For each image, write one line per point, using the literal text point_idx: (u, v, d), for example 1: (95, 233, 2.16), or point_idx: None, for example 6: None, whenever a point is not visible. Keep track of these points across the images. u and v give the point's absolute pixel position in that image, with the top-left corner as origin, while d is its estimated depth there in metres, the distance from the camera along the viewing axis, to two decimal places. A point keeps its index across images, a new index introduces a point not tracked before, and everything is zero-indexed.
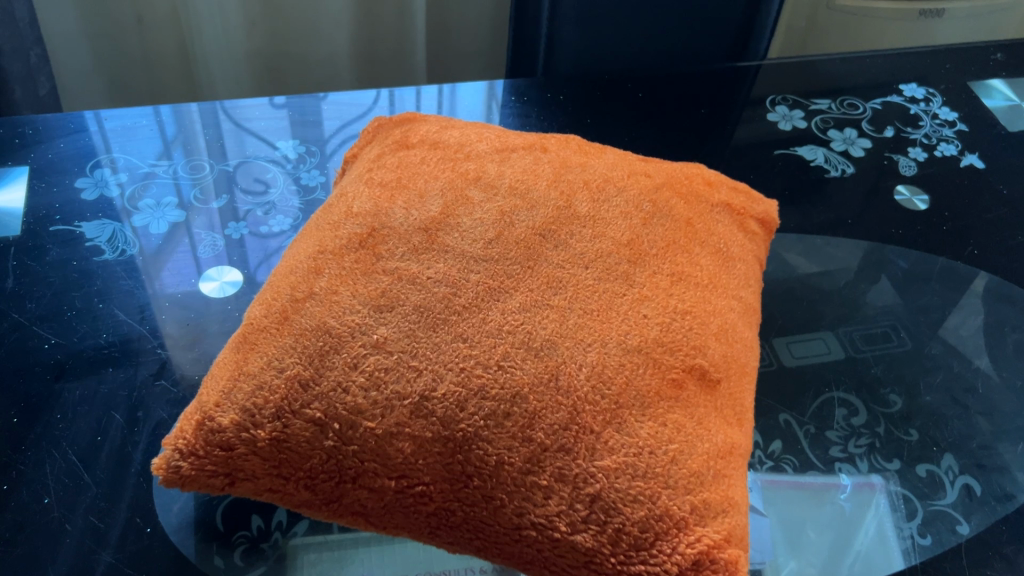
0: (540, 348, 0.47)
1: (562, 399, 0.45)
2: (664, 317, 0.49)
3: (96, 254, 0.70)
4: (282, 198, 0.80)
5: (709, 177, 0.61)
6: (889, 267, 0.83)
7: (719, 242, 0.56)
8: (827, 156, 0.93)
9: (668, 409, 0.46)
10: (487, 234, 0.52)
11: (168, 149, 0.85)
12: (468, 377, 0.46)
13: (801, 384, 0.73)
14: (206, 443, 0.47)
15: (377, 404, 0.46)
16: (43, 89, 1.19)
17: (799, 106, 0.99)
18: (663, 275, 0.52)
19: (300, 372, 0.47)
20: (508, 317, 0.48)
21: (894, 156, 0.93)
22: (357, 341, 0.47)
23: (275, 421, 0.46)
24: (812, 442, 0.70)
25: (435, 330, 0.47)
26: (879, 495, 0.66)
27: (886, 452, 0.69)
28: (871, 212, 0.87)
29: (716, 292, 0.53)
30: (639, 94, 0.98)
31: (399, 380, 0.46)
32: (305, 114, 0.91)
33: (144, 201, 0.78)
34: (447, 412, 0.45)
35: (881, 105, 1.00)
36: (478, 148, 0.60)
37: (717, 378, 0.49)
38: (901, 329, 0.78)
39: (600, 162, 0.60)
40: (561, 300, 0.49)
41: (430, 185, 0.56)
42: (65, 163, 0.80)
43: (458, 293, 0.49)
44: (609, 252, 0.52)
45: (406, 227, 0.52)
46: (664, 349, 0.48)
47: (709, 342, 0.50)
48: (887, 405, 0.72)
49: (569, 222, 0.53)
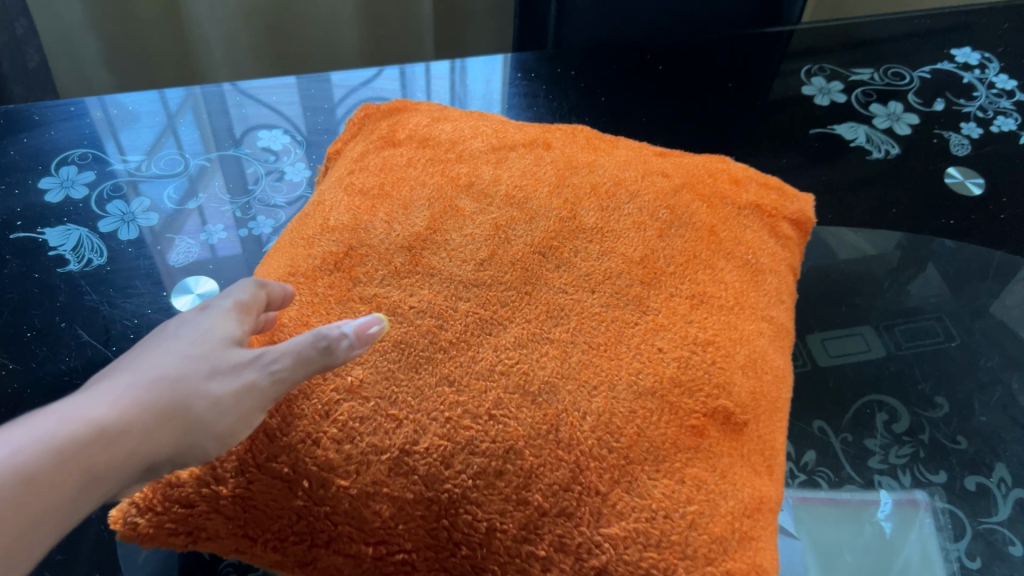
0: (538, 392, 0.40)
1: (563, 455, 0.39)
2: (681, 351, 0.43)
3: (60, 266, 0.65)
4: (266, 195, 0.73)
5: (736, 173, 0.54)
6: (937, 253, 0.75)
7: (747, 253, 0.49)
8: (870, 135, 0.84)
9: (686, 462, 0.40)
10: (478, 254, 0.46)
11: (141, 141, 0.78)
12: (455, 429, 0.40)
13: (836, 390, 0.67)
14: (164, 498, 0.41)
15: (352, 460, 0.40)
16: (32, 63, 1.13)
17: (839, 77, 0.90)
18: (681, 298, 0.45)
19: (266, 420, 0.41)
20: (502, 354, 0.41)
21: (944, 132, 0.84)
22: (329, 384, 0.41)
23: (238, 476, 0.41)
24: (850, 452, 0.63)
25: (418, 371, 0.41)
26: (923, 513, 0.60)
27: (932, 464, 0.63)
28: (919, 195, 0.79)
29: (742, 316, 0.46)
30: (660, 66, 0.90)
31: (376, 432, 0.40)
32: (290, 101, 0.83)
33: (113, 203, 0.71)
34: (431, 470, 0.39)
35: (930, 74, 0.90)
36: (473, 146, 0.53)
37: (744, 421, 0.42)
38: (949, 321, 0.71)
39: (611, 160, 0.53)
40: (563, 332, 0.42)
41: (416, 194, 0.49)
42: (29, 160, 0.74)
43: (444, 326, 0.43)
44: (620, 272, 0.45)
45: (387, 246, 0.46)
46: (682, 390, 0.41)
47: (735, 378, 0.43)
48: (933, 412, 0.66)
49: (573, 236, 0.47)
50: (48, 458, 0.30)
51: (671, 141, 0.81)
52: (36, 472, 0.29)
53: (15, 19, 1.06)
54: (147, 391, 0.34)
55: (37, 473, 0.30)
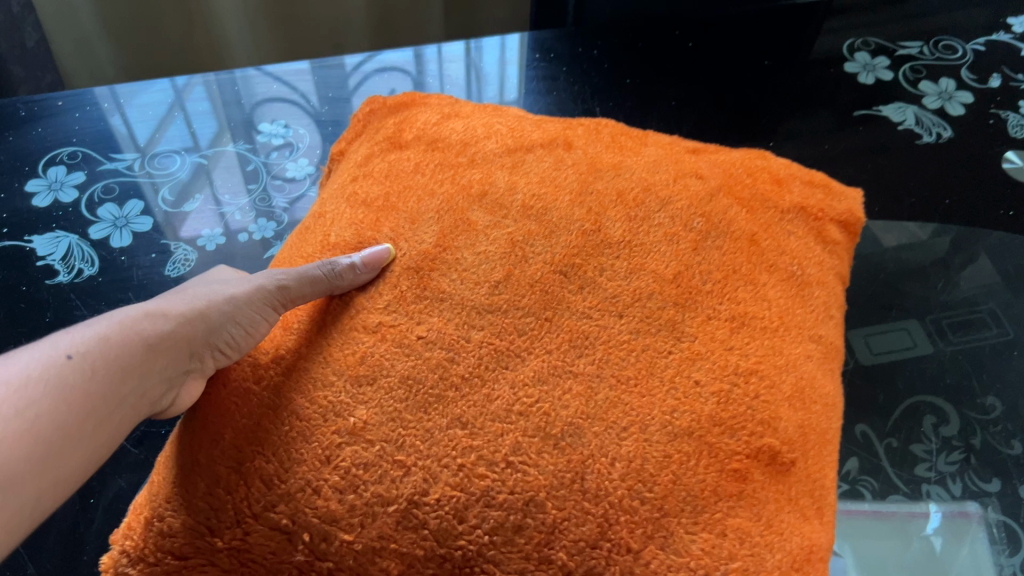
0: (560, 436, 0.35)
1: (589, 508, 0.33)
2: (720, 384, 0.37)
3: (49, 277, 0.63)
4: (267, 195, 0.70)
5: (776, 172, 0.49)
6: (993, 243, 0.69)
7: (790, 263, 0.44)
8: (919, 116, 0.77)
9: (728, 513, 0.34)
10: (493, 275, 0.41)
11: (131, 138, 0.74)
12: (469, 478, 0.34)
13: (880, 392, 0.62)
14: (157, 548, 0.36)
15: (356, 511, 0.35)
16: (32, 42, 1.07)
17: (884, 52, 0.83)
18: (719, 320, 0.40)
19: (264, 465, 0.36)
20: (520, 393, 0.37)
21: (1001, 112, 0.76)
22: (331, 426, 0.37)
23: (235, 526, 0.36)
24: (894, 460, 0.59)
25: (426, 412, 0.37)
26: (976, 527, 0.56)
27: (984, 471, 0.58)
28: (974, 180, 0.72)
29: (785, 338, 0.41)
30: (689, 43, 0.85)
31: (381, 480, 0.35)
32: (295, 90, 0.79)
33: (104, 206, 0.68)
34: (442, 524, 0.34)
35: (984, 46, 0.82)
36: (486, 148, 0.49)
37: (794, 458, 0.37)
38: (1002, 315, 0.65)
39: (638, 161, 0.48)
40: (588, 365, 0.38)
41: (423, 206, 0.45)
42: (17, 161, 0.72)
43: (455, 359, 0.38)
44: (651, 292, 0.41)
45: (392, 268, 0.43)
46: (723, 429, 0.36)
47: (782, 412, 0.38)
48: (984, 413, 0.61)
49: (597, 252, 0.42)
50: (114, 327, 0.35)
51: (702, 126, 0.76)
52: (108, 335, 0.35)
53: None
54: (181, 296, 0.39)
55: (110, 335, 0.35)
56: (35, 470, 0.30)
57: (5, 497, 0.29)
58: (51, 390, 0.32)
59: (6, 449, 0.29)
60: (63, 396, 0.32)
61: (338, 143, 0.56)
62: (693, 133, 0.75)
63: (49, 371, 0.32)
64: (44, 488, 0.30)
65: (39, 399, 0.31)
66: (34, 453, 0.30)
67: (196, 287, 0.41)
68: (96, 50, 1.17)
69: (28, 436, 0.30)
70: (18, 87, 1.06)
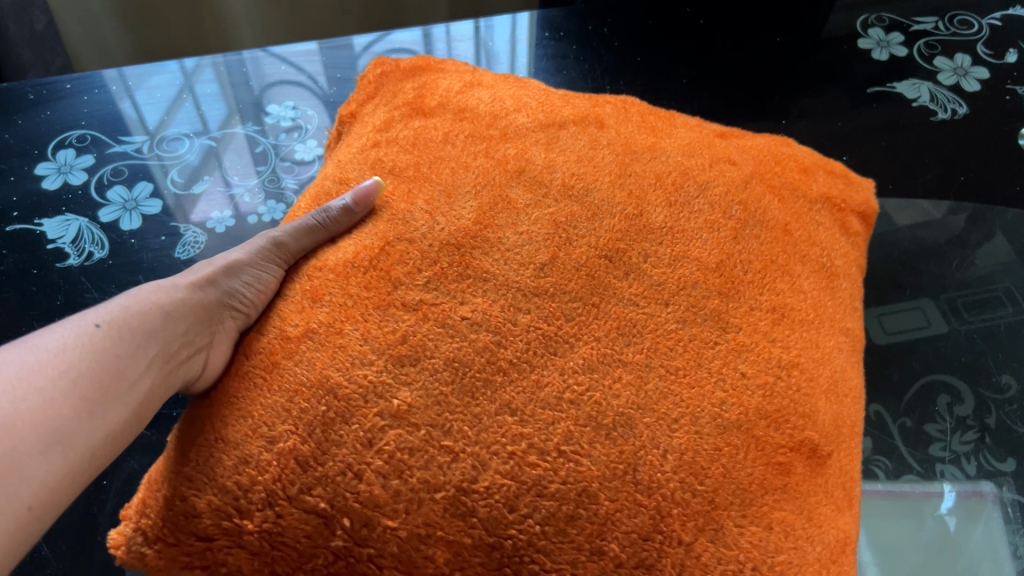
0: (612, 426, 0.34)
1: (642, 500, 0.33)
2: (766, 376, 0.37)
3: (59, 260, 0.62)
4: (277, 177, 0.69)
5: (802, 161, 0.50)
6: (1008, 221, 0.68)
7: (822, 256, 0.44)
8: (934, 93, 0.76)
9: (773, 506, 0.34)
10: (538, 256, 0.41)
11: (138, 121, 0.74)
12: (521, 467, 0.33)
13: (899, 369, 0.62)
14: (178, 528, 0.34)
15: (401, 497, 0.33)
16: (41, 25, 1.04)
17: (899, 28, 0.82)
18: (761, 312, 0.40)
19: (299, 446, 0.34)
20: (570, 380, 0.36)
21: (1018, 88, 0.75)
22: (372, 407, 0.35)
23: (266, 508, 0.34)
24: (907, 439, 0.59)
25: (474, 397, 0.35)
26: (990, 507, 0.56)
27: (999, 451, 0.59)
28: (990, 159, 0.71)
29: (823, 331, 0.41)
30: (700, 21, 0.84)
31: (428, 466, 0.33)
32: (302, 70, 0.78)
33: (113, 189, 0.68)
34: (492, 513, 0.33)
35: (1000, 21, 0.81)
36: (517, 121, 0.49)
37: (824, 452, 0.37)
38: (1016, 294, 0.65)
39: (672, 143, 0.48)
40: (637, 354, 0.37)
41: (458, 179, 0.45)
42: (26, 144, 0.71)
43: (503, 343, 0.37)
44: (695, 280, 0.40)
45: (430, 242, 0.41)
46: (768, 422, 0.36)
47: (819, 405, 0.38)
48: (999, 391, 0.61)
49: (641, 237, 0.42)
50: (132, 300, 0.38)
51: (715, 104, 0.75)
52: (127, 305, 0.37)
53: None
54: (188, 272, 0.42)
55: (129, 305, 0.37)
56: (84, 426, 0.32)
57: (62, 448, 0.31)
58: (86, 352, 0.34)
59: (56, 406, 0.31)
60: (97, 358, 0.34)
61: (350, 102, 0.55)
62: (706, 111, 0.74)
63: (81, 336, 0.34)
64: (96, 440, 0.33)
65: (77, 360, 0.33)
66: (80, 410, 0.32)
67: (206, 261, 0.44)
68: (103, 30, 1.16)
69: (73, 394, 0.32)
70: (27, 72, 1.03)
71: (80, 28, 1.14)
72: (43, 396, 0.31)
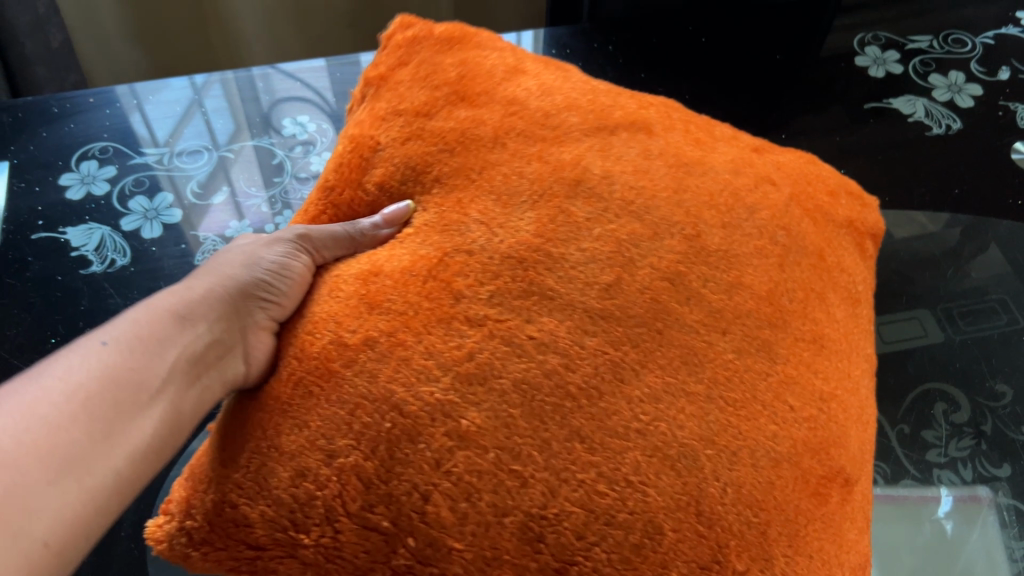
0: (676, 457, 0.36)
1: (703, 531, 0.35)
2: (810, 410, 0.41)
3: (83, 267, 0.64)
4: (293, 188, 0.71)
5: (830, 184, 0.53)
6: (1001, 233, 0.71)
7: (850, 282, 0.48)
8: (929, 108, 0.78)
9: (815, 536, 0.37)
10: (603, 276, 0.42)
11: (148, 133, 0.75)
12: (590, 496, 0.35)
13: (900, 376, 0.65)
14: (228, 535, 0.36)
15: (468, 520, 0.35)
16: (55, 42, 1.03)
17: (895, 46, 0.84)
18: (804, 341, 0.43)
19: (361, 463, 0.36)
20: (637, 410, 0.37)
21: (1010, 104, 0.78)
22: (439, 427, 0.36)
23: (323, 524, 0.35)
24: (906, 445, 0.62)
25: (543, 422, 0.37)
26: (987, 510, 0.58)
27: (994, 456, 0.61)
28: (984, 173, 0.74)
29: (853, 360, 0.45)
30: (702, 39, 0.85)
31: (497, 490, 0.35)
32: (312, 87, 0.80)
33: (135, 199, 0.69)
34: (560, 540, 0.35)
35: (992, 39, 0.84)
36: (569, 121, 0.50)
37: (850, 476, 0.41)
38: (1011, 303, 0.68)
39: (718, 159, 0.50)
40: (700, 385, 0.39)
41: (512, 186, 0.46)
42: (49, 155, 0.72)
43: (571, 367, 0.38)
44: (749, 310, 0.42)
45: (491, 255, 0.42)
46: (813, 454, 0.39)
47: (851, 435, 0.42)
48: (995, 400, 0.63)
49: (700, 261, 0.43)
50: (141, 311, 0.39)
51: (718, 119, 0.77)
52: (137, 318, 0.38)
53: None
54: (203, 276, 0.44)
55: (139, 318, 0.38)
56: (99, 447, 0.33)
57: (77, 473, 0.32)
58: (94, 372, 0.35)
59: (66, 431, 0.32)
60: (106, 376, 0.35)
61: (381, 67, 0.55)
62: None
63: (89, 357, 0.35)
64: (116, 460, 0.34)
65: (86, 381, 0.34)
66: (94, 432, 0.33)
67: (221, 259, 0.46)
68: (115, 49, 1.17)
69: (84, 415, 0.33)
70: (40, 88, 1.03)
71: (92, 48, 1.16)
72: (50, 423, 0.32)
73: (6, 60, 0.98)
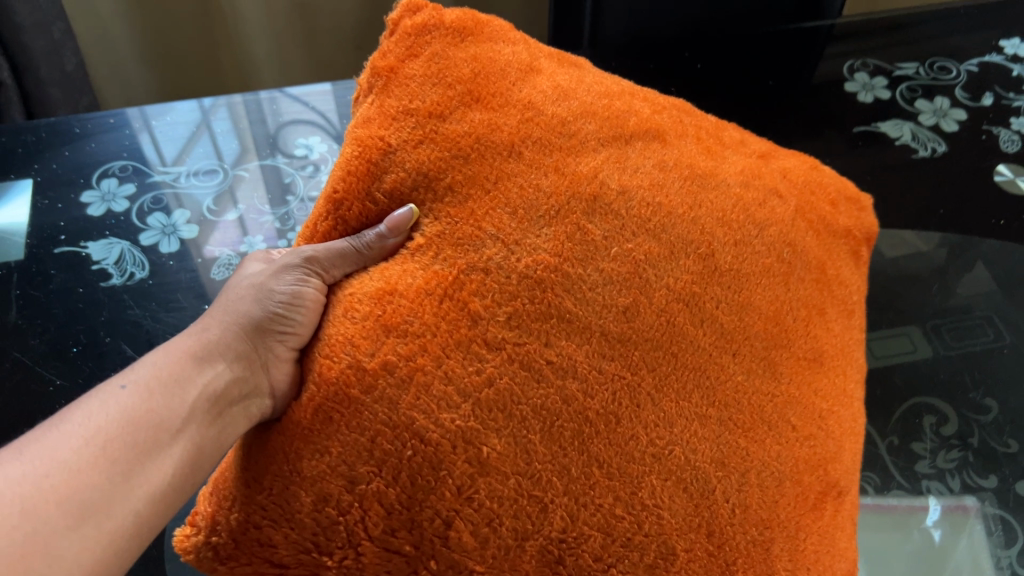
0: (688, 480, 0.39)
1: (713, 551, 0.38)
2: (810, 428, 0.44)
3: (103, 279, 0.68)
4: (303, 205, 0.75)
5: (829, 190, 0.55)
6: (986, 251, 0.73)
7: (846, 294, 0.52)
8: (916, 132, 0.81)
9: (811, 547, 0.41)
10: (620, 299, 0.42)
11: (156, 154, 0.79)
12: (611, 521, 0.37)
13: (887, 390, 0.66)
14: (251, 552, 0.38)
15: (489, 544, 0.36)
16: (70, 65, 1.10)
17: (882, 72, 0.87)
18: (806, 360, 0.46)
19: (384, 490, 0.37)
20: (652, 435, 0.39)
21: (993, 128, 0.80)
22: (460, 454, 0.37)
23: (346, 547, 0.36)
24: (896, 456, 0.62)
25: (562, 447, 0.38)
26: (973, 520, 0.59)
27: (981, 468, 0.61)
28: (968, 196, 0.76)
29: (848, 372, 0.49)
30: (697, 65, 0.88)
31: (518, 515, 0.36)
32: (318, 109, 0.85)
33: (153, 215, 0.73)
34: (579, 561, 0.36)
35: (977, 67, 0.86)
36: (586, 129, 0.49)
37: (842, 488, 0.45)
38: (995, 320, 0.69)
39: (729, 169, 0.51)
40: (710, 407, 0.41)
41: (529, 200, 0.45)
42: (71, 174, 0.76)
43: (590, 394, 0.39)
44: (755, 330, 0.44)
45: (512, 277, 0.42)
46: (812, 471, 0.43)
47: (844, 448, 0.46)
48: (982, 414, 0.64)
49: (713, 280, 0.45)
50: (159, 353, 0.39)
51: None
52: (155, 360, 0.38)
53: (52, 23, 1.03)
54: (222, 310, 0.44)
55: (157, 361, 0.38)
56: (120, 489, 0.33)
57: (99, 518, 0.32)
58: (115, 416, 0.35)
59: (86, 479, 0.33)
60: (126, 419, 0.35)
61: (391, 56, 0.51)
62: None
63: (110, 401, 0.36)
64: (139, 502, 0.34)
65: (106, 426, 0.35)
66: (114, 476, 0.33)
67: (238, 289, 0.46)
68: (128, 71, 1.25)
69: (104, 460, 0.34)
70: (54, 108, 1.10)
71: (108, 70, 1.24)
72: (68, 467, 0.33)
73: (19, 77, 1.03)
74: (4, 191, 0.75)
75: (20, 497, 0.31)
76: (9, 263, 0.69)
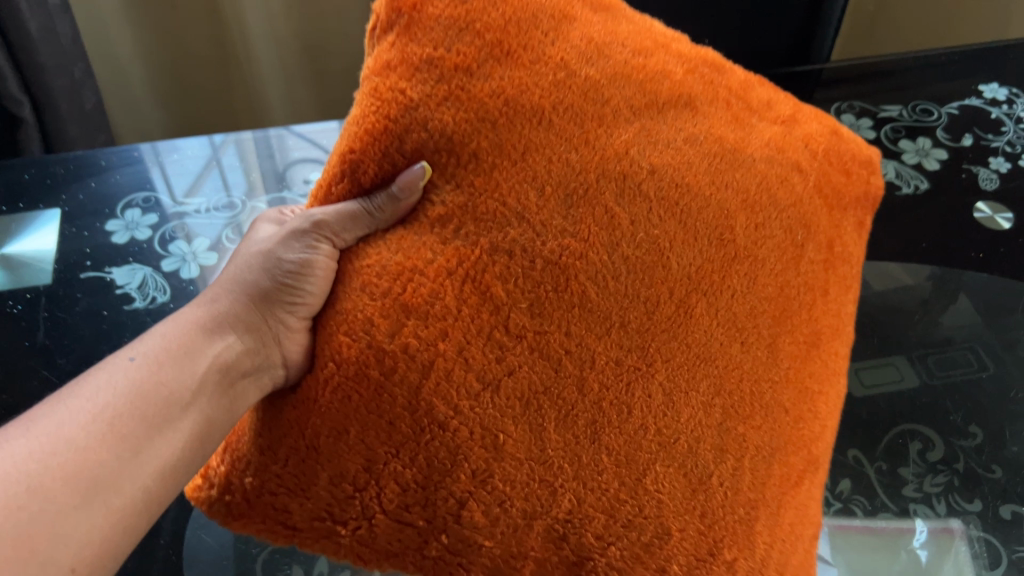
0: (686, 463, 0.42)
1: (704, 529, 0.41)
2: (800, 409, 0.48)
3: (127, 303, 0.72)
4: None
5: (845, 158, 0.58)
6: (966, 284, 0.76)
7: (847, 268, 0.55)
8: (899, 170, 0.85)
9: (790, 525, 0.45)
10: (637, 290, 0.44)
11: (168, 189, 0.82)
12: (614, 503, 0.40)
13: (875, 416, 0.69)
14: (273, 520, 0.42)
15: (500, 522, 0.39)
16: (89, 104, 1.14)
17: (868, 113, 0.91)
18: (803, 341, 0.50)
19: (401, 469, 0.40)
20: (658, 424, 0.42)
21: (973, 167, 0.84)
22: (478, 441, 0.40)
23: (361, 519, 0.40)
24: (885, 480, 0.65)
25: (576, 437, 0.41)
26: (958, 542, 0.61)
27: (967, 493, 0.64)
28: (948, 231, 0.79)
29: (839, 348, 0.53)
30: None
31: (528, 496, 0.40)
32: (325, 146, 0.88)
33: (174, 243, 0.77)
34: (581, 539, 0.40)
35: (957, 109, 0.90)
36: (619, 94, 0.49)
37: (818, 461, 0.49)
38: (977, 350, 0.72)
39: (757, 143, 0.53)
40: (713, 394, 0.44)
41: (559, 173, 0.46)
42: (96, 204, 0.80)
43: (606, 384, 0.42)
44: (763, 313, 0.48)
45: (532, 259, 0.43)
46: (796, 451, 0.47)
47: (825, 427, 0.50)
48: (966, 440, 0.66)
49: (733, 265, 0.47)
50: (170, 326, 0.42)
51: None
52: (166, 333, 0.41)
53: (73, 63, 1.08)
54: (234, 280, 0.47)
55: (167, 334, 0.41)
56: (129, 464, 0.36)
57: (108, 493, 0.35)
58: (123, 392, 0.37)
59: (95, 453, 0.35)
60: (134, 395, 0.37)
61: None
62: None
63: (121, 375, 0.38)
64: (145, 477, 0.36)
65: (115, 402, 0.37)
66: (123, 452, 0.36)
67: (251, 255, 0.48)
68: (145, 109, 1.30)
69: (113, 436, 0.36)
70: (74, 144, 1.14)
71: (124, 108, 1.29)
72: (74, 446, 0.35)
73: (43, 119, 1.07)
74: (32, 219, 0.78)
75: (31, 472, 0.33)
76: (37, 288, 0.73)
